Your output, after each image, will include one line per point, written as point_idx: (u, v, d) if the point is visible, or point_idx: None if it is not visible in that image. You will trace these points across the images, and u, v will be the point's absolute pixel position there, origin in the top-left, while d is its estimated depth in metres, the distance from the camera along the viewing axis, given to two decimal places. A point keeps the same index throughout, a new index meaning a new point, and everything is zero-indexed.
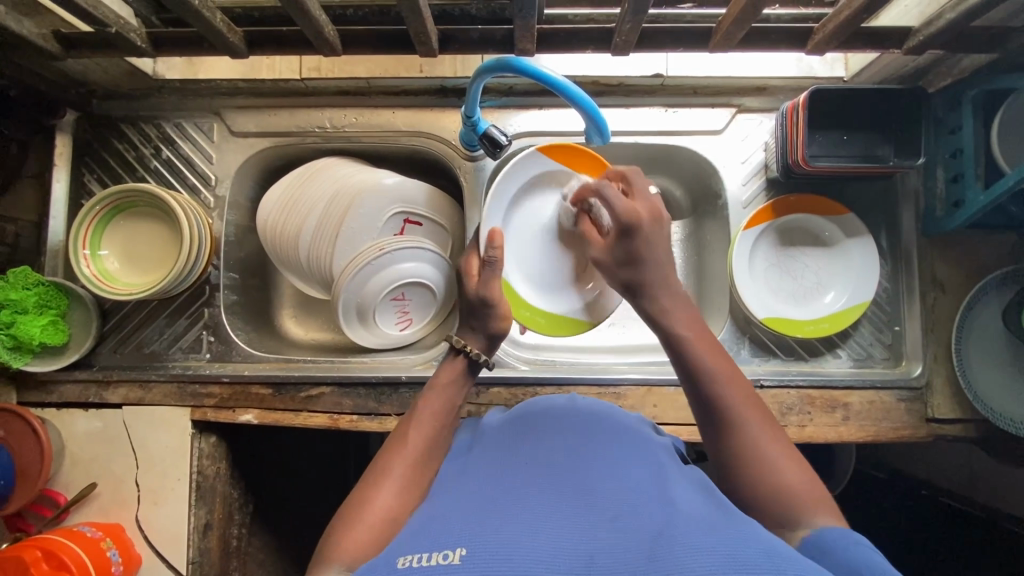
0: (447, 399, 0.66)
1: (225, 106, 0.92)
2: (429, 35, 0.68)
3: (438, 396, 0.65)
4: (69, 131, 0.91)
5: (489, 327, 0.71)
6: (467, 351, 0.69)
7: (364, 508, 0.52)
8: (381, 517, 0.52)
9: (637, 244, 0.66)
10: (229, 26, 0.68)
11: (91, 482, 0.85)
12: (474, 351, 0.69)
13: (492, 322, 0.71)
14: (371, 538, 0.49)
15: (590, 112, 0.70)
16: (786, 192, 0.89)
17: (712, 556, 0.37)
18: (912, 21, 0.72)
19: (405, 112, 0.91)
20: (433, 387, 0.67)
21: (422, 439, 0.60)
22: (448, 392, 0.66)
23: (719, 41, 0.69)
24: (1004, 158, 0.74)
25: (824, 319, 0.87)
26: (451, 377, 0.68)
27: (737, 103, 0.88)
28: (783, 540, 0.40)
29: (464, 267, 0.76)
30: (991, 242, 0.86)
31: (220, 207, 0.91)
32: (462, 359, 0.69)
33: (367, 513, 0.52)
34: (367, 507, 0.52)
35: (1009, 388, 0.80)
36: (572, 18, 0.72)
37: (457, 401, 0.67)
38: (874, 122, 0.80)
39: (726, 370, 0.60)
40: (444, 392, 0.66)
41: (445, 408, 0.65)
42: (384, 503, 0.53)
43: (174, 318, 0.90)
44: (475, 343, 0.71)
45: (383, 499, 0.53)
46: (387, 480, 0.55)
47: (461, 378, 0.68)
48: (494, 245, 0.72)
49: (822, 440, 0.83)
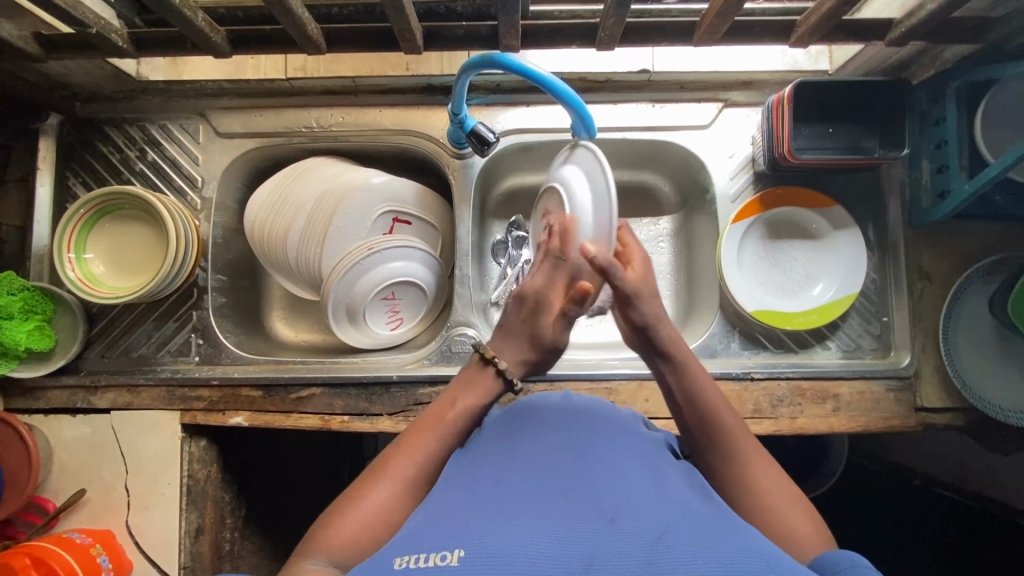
0: (471, 412, 0.60)
1: (210, 107, 0.91)
2: (413, 32, 0.68)
3: (461, 410, 0.60)
4: (52, 134, 0.90)
5: (526, 329, 0.65)
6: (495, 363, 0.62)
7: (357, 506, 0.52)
8: (373, 520, 0.52)
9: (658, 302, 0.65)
10: (211, 25, 0.67)
11: (81, 488, 0.84)
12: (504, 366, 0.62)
13: (528, 320, 0.65)
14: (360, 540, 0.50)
15: (576, 108, 0.69)
16: (773, 185, 0.90)
17: (709, 565, 0.37)
18: (893, 14, 0.72)
19: (392, 111, 0.91)
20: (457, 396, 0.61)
21: (435, 448, 0.57)
22: (473, 404, 0.61)
23: (703, 35, 0.69)
24: (987, 148, 0.74)
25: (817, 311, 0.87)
26: (478, 390, 0.62)
27: (724, 97, 0.89)
28: (779, 550, 0.40)
29: None
30: (977, 232, 0.86)
31: (207, 209, 0.91)
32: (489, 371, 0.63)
33: (356, 512, 0.52)
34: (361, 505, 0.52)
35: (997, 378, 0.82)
36: (556, 13, 0.72)
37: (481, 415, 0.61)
38: (860, 114, 0.80)
39: (718, 399, 0.60)
40: (468, 404, 0.60)
41: (467, 422, 0.60)
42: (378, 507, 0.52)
43: (162, 321, 0.89)
44: (505, 352, 0.64)
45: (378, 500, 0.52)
46: (386, 482, 0.54)
47: (489, 391, 0.62)
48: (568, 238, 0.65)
49: (813, 431, 0.83)
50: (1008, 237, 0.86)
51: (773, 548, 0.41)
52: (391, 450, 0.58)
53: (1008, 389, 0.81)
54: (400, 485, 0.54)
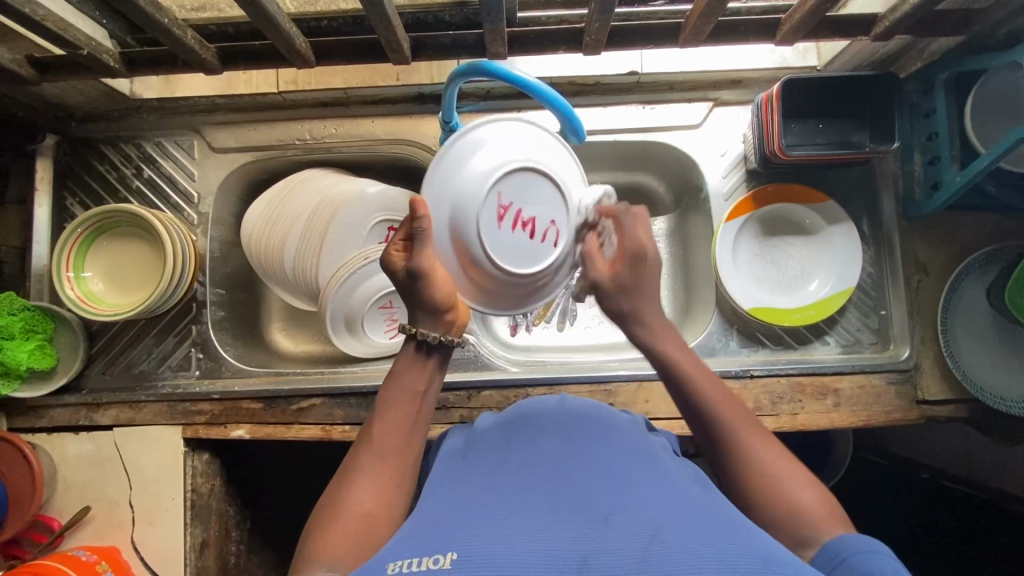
0: (413, 390, 0.61)
1: (204, 123, 0.92)
2: (400, 42, 0.68)
3: (402, 386, 0.61)
4: (50, 154, 0.91)
5: (431, 304, 0.58)
6: (419, 335, 0.60)
7: (340, 508, 0.52)
8: (360, 519, 0.52)
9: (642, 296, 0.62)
10: (201, 42, 0.68)
11: (85, 506, 0.85)
12: (427, 334, 0.60)
13: (431, 299, 0.58)
14: (348, 541, 0.50)
15: (565, 113, 0.70)
16: (765, 182, 0.90)
17: (704, 568, 0.37)
18: (878, 8, 0.73)
19: (384, 121, 0.91)
20: (394, 377, 0.62)
21: (390, 436, 0.58)
22: (416, 381, 0.61)
23: (688, 36, 0.70)
24: (978, 139, 0.75)
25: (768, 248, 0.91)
26: (410, 364, 0.61)
27: (713, 96, 0.89)
28: (777, 549, 0.40)
29: (387, 255, 0.59)
30: (971, 222, 0.86)
31: (204, 224, 0.91)
32: (414, 344, 0.61)
33: (342, 514, 0.52)
34: (341, 515, 0.52)
35: (1005, 371, 0.81)
36: (543, 19, 0.72)
37: (424, 388, 0.61)
38: (849, 110, 0.80)
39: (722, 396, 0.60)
40: (407, 382, 0.61)
41: (411, 400, 0.60)
42: (361, 502, 0.53)
43: (162, 337, 0.90)
44: (430, 326, 0.60)
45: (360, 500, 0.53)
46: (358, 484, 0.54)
47: (424, 363, 0.62)
48: (419, 215, 0.55)
49: (814, 427, 0.83)
50: (1002, 227, 0.86)
51: (772, 545, 0.41)
52: (355, 451, 0.58)
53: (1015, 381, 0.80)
54: (372, 486, 0.54)
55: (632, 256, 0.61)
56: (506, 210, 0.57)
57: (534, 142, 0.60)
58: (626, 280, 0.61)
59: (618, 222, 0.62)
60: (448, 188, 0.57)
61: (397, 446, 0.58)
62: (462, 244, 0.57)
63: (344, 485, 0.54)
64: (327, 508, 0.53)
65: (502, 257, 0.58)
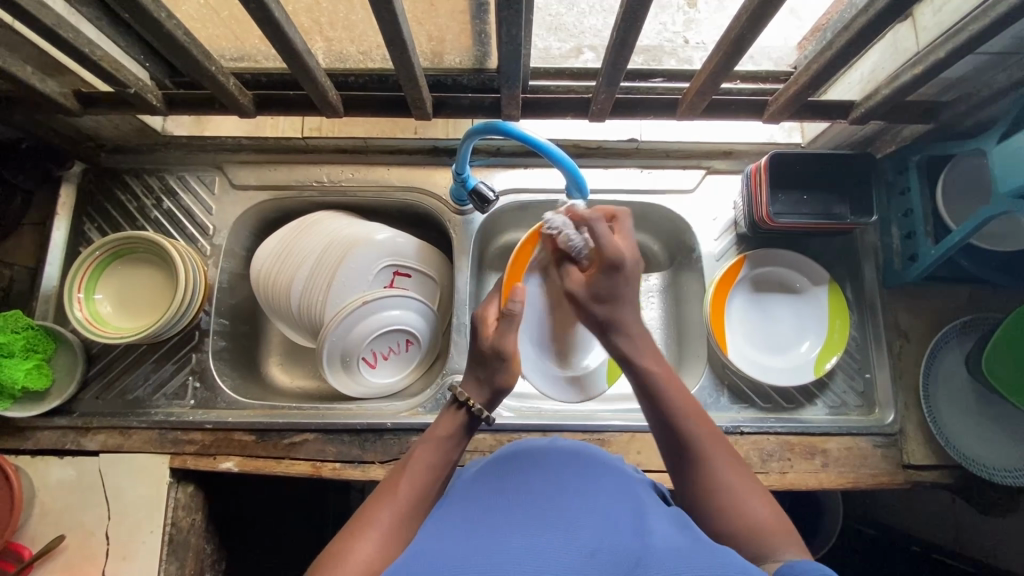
0: (438, 462, 0.61)
1: (228, 161, 0.97)
2: (424, 100, 0.75)
3: (432, 451, 0.61)
4: (74, 181, 0.95)
5: (495, 380, 0.66)
6: (468, 405, 0.65)
7: (347, 552, 0.50)
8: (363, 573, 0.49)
9: (618, 280, 0.60)
10: (240, 89, 0.74)
11: (61, 534, 0.82)
12: (477, 406, 0.65)
13: (497, 374, 0.66)
14: None
15: (570, 171, 0.76)
16: (753, 247, 0.95)
17: None
18: (855, 96, 0.82)
19: (399, 169, 0.97)
20: (427, 440, 0.63)
21: (408, 493, 0.57)
22: (446, 454, 0.62)
23: (685, 110, 0.77)
24: (950, 216, 0.81)
25: (834, 316, 0.91)
26: (451, 432, 0.64)
27: (707, 165, 0.96)
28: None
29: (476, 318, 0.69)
30: (948, 293, 0.91)
31: (216, 255, 0.94)
32: (462, 414, 0.65)
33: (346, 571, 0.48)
34: (348, 559, 0.50)
35: (1002, 444, 0.83)
36: (553, 88, 0.81)
37: (452, 457, 0.63)
38: (831, 185, 0.87)
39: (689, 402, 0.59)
40: (439, 447, 0.62)
41: (436, 466, 0.60)
42: (365, 562, 0.50)
43: (161, 363, 0.91)
44: (479, 396, 0.66)
45: (367, 555, 0.50)
46: (372, 530, 0.53)
47: (460, 434, 0.64)
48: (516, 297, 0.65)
49: (803, 487, 0.84)
50: (974, 299, 0.91)
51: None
52: (366, 506, 0.56)
53: (1011, 451, 0.83)
54: (381, 540, 0.52)
55: (606, 267, 0.60)
56: (739, 321, 0.93)
57: (750, 338, 0.93)
58: (605, 290, 0.61)
59: (593, 232, 0.61)
60: (760, 341, 0.93)
61: (415, 508, 0.56)
62: (751, 326, 0.94)
63: (353, 534, 0.52)
64: (331, 560, 0.50)
65: (750, 311, 0.94)
